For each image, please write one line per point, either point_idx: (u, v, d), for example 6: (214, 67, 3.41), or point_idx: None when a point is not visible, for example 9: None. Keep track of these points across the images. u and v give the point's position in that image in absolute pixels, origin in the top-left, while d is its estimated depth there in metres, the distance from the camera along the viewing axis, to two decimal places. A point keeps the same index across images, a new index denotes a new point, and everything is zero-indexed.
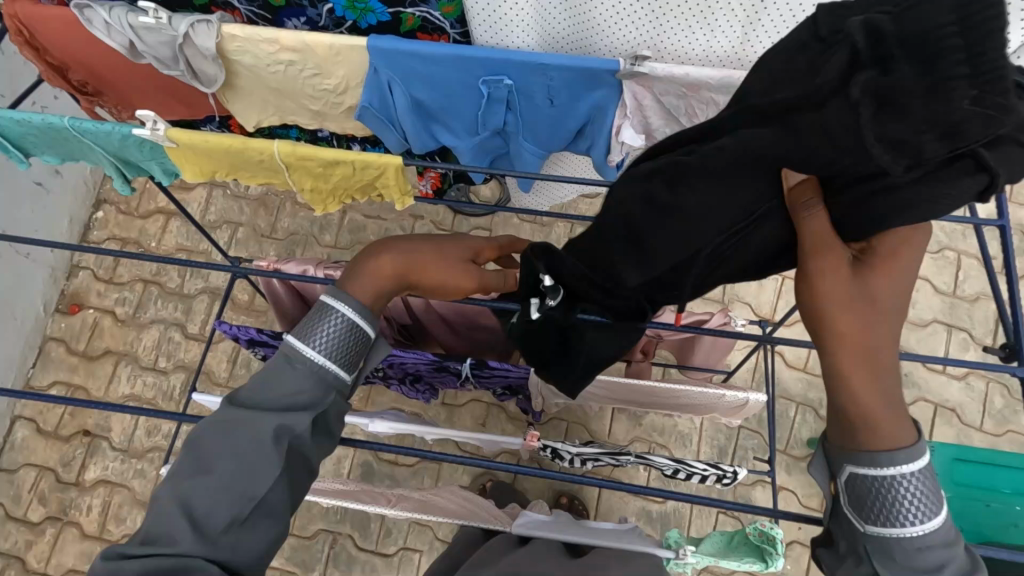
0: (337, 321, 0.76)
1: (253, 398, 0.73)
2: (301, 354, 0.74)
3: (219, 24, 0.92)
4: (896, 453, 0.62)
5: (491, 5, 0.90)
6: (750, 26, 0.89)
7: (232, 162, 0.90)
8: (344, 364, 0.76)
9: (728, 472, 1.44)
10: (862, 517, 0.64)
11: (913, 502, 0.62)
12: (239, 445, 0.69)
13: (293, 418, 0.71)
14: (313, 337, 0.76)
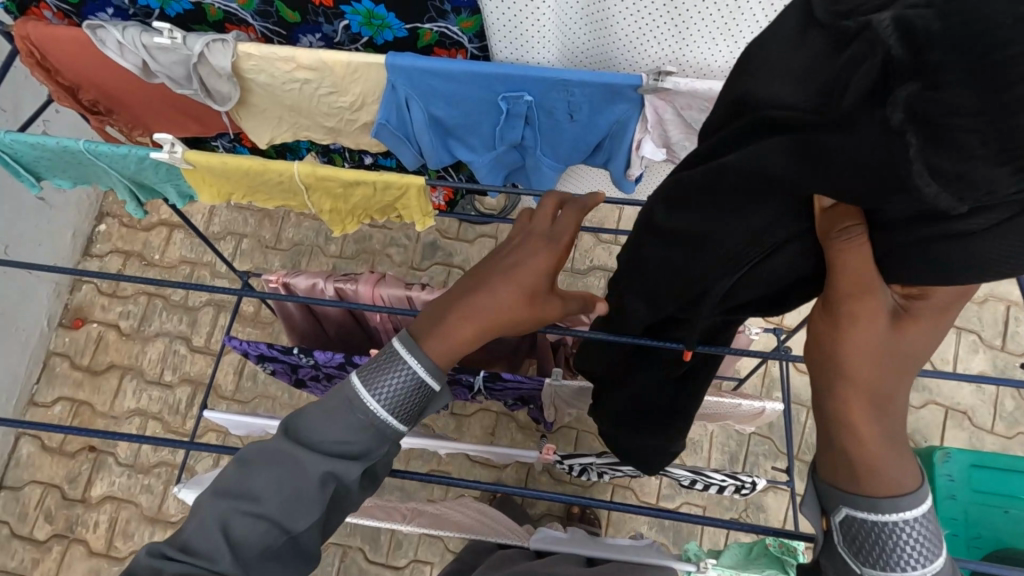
0: (405, 376, 0.69)
1: (306, 435, 0.68)
2: (361, 400, 0.69)
3: (235, 42, 0.91)
4: (900, 500, 0.55)
5: (512, 21, 0.89)
6: None
7: (249, 183, 0.89)
8: (403, 418, 0.71)
9: (746, 483, 1.41)
10: (859, 558, 0.57)
11: (915, 548, 0.55)
12: (284, 483, 0.67)
13: (341, 468, 0.67)
14: (378, 387, 0.69)
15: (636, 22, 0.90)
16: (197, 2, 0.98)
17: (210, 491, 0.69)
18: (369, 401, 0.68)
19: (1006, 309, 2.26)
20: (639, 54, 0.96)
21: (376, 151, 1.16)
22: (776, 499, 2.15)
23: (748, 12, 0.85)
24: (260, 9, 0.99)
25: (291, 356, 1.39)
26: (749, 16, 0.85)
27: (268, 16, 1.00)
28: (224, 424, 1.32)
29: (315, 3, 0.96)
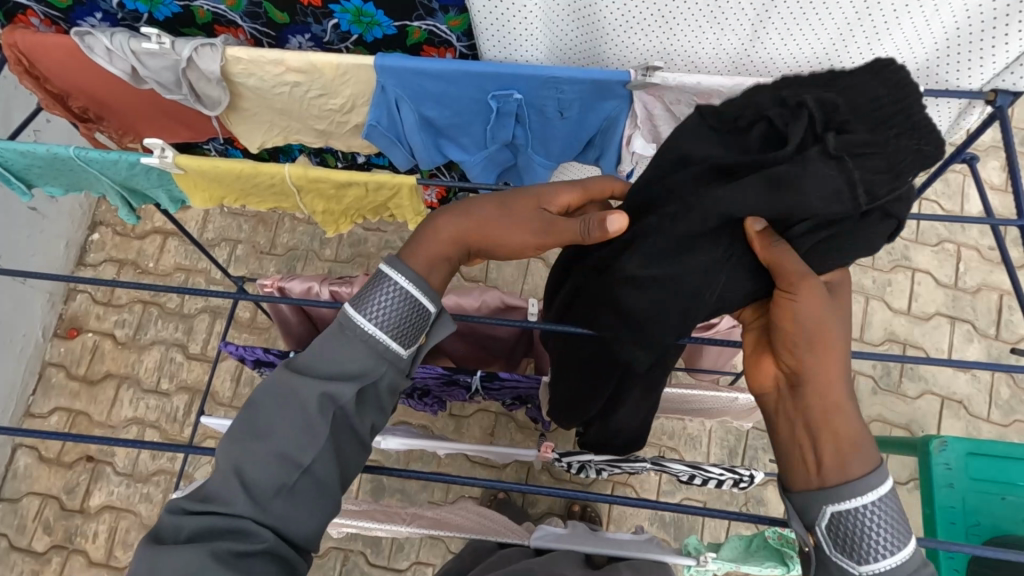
0: (392, 292, 0.71)
1: (307, 366, 0.70)
2: (353, 322, 0.70)
3: (223, 46, 0.91)
4: (869, 476, 0.63)
5: (500, 19, 0.89)
6: (761, 28, 0.88)
7: (242, 187, 0.89)
8: (398, 337, 0.71)
9: (744, 476, 1.43)
10: (849, 560, 0.63)
11: (880, 530, 0.62)
12: (289, 413, 0.67)
13: (336, 387, 0.68)
14: (368, 307, 0.71)
15: (623, 16, 0.90)
16: (186, 5, 0.98)
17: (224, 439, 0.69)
18: (360, 320, 0.69)
19: (999, 298, 2.28)
20: (628, 49, 0.96)
21: (368, 153, 1.16)
22: (775, 493, 2.16)
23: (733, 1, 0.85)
24: (249, 10, 0.99)
25: (287, 359, 1.39)
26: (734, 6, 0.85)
27: (257, 17, 1.00)
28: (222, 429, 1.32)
29: (303, 3, 0.96)
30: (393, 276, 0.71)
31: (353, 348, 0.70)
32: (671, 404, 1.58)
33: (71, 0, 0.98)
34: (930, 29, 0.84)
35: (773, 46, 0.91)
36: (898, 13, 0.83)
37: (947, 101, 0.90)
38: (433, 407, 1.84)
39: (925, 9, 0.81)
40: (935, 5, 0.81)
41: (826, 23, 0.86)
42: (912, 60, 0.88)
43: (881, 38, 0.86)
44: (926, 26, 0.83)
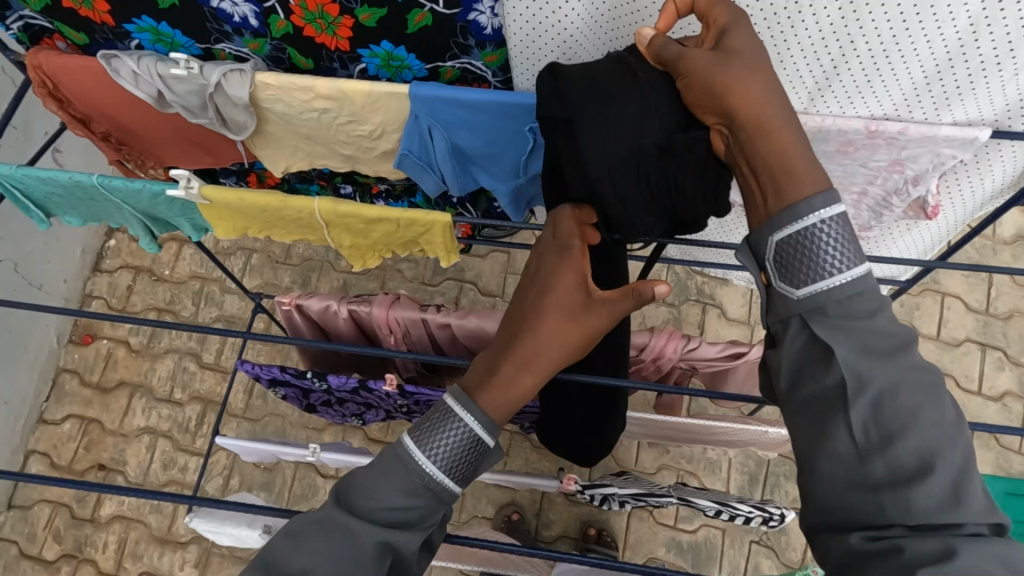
0: (459, 429, 0.68)
1: (363, 501, 0.65)
2: (414, 458, 0.67)
3: (252, 72, 0.87)
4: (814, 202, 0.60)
5: (537, 54, 0.86)
6: (819, 92, 0.84)
7: (268, 219, 0.86)
8: (457, 475, 0.68)
9: (774, 514, 1.37)
10: (799, 281, 0.62)
11: (836, 249, 0.60)
12: (340, 558, 0.62)
13: (400, 539, 0.65)
14: (432, 444, 0.67)
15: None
16: (207, 50, 0.95)
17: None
18: (423, 457, 0.67)
19: None
20: None
21: (394, 180, 1.12)
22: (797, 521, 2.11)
23: (791, 63, 0.81)
24: (273, 55, 0.95)
25: (304, 380, 1.35)
26: (795, 66, 0.81)
27: (281, 61, 0.96)
28: (236, 450, 1.28)
29: (330, 46, 0.92)
30: (465, 415, 0.68)
31: (411, 487, 0.66)
32: (696, 435, 1.54)
33: (87, 39, 0.96)
34: (1006, 90, 0.77)
35: (830, 108, 0.86)
36: (976, 77, 0.76)
37: (1021, 146, 0.84)
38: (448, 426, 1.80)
39: (1004, 73, 0.75)
40: (1017, 66, 0.74)
41: (891, 85, 0.81)
42: (979, 122, 0.83)
43: (952, 103, 0.80)
44: (1003, 88, 0.77)
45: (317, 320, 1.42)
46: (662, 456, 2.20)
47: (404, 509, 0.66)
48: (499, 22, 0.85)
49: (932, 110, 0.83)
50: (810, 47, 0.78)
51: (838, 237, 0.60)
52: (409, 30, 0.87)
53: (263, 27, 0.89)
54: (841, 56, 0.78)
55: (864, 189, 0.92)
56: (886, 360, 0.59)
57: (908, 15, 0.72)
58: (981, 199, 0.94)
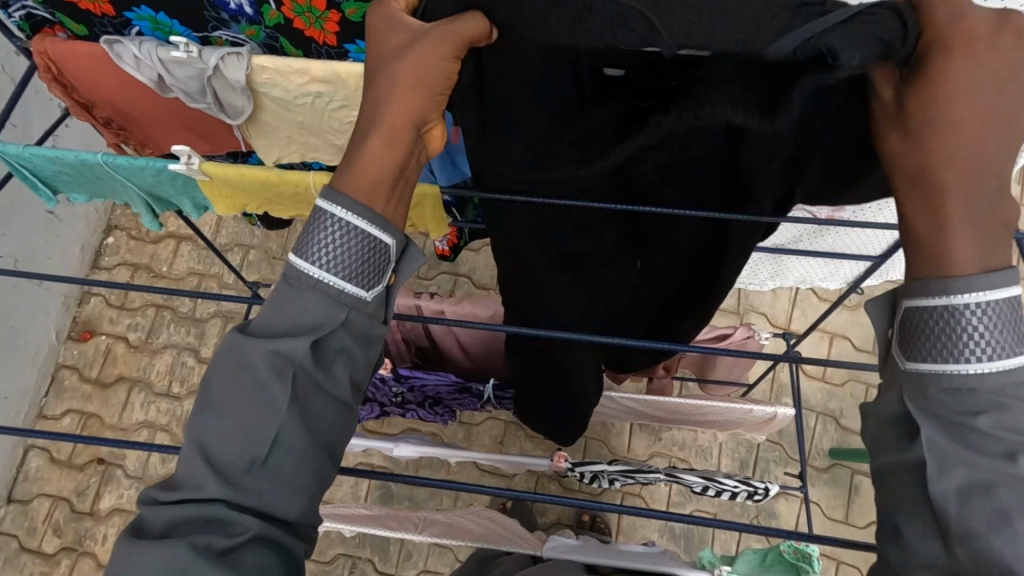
0: (333, 225, 0.61)
1: (256, 326, 0.62)
2: (297, 271, 0.62)
3: (249, 56, 0.91)
4: (974, 278, 0.55)
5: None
6: None
7: (266, 195, 0.90)
8: (354, 279, 0.62)
9: (759, 488, 1.41)
10: (913, 354, 0.58)
11: (982, 335, 0.55)
12: (244, 383, 0.60)
13: (290, 347, 0.60)
14: (311, 251, 0.61)
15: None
16: (204, 38, 0.95)
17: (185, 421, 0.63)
18: (304, 265, 0.61)
19: None
20: None
21: None
22: (787, 505, 2.15)
23: None
24: (267, 42, 0.95)
25: None
26: None
27: (273, 50, 0.96)
28: None
29: (318, 41, 0.92)
30: (329, 209, 0.61)
31: (305, 299, 0.62)
32: (684, 416, 1.59)
33: (88, 31, 0.98)
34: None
35: None
36: None
37: None
38: (443, 416, 1.85)
39: None
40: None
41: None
42: None
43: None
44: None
45: None
46: (654, 444, 2.24)
47: (299, 322, 0.61)
48: None
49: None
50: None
51: (987, 326, 0.55)
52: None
53: (258, 16, 0.89)
54: None
55: None
56: (1001, 454, 0.54)
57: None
58: None
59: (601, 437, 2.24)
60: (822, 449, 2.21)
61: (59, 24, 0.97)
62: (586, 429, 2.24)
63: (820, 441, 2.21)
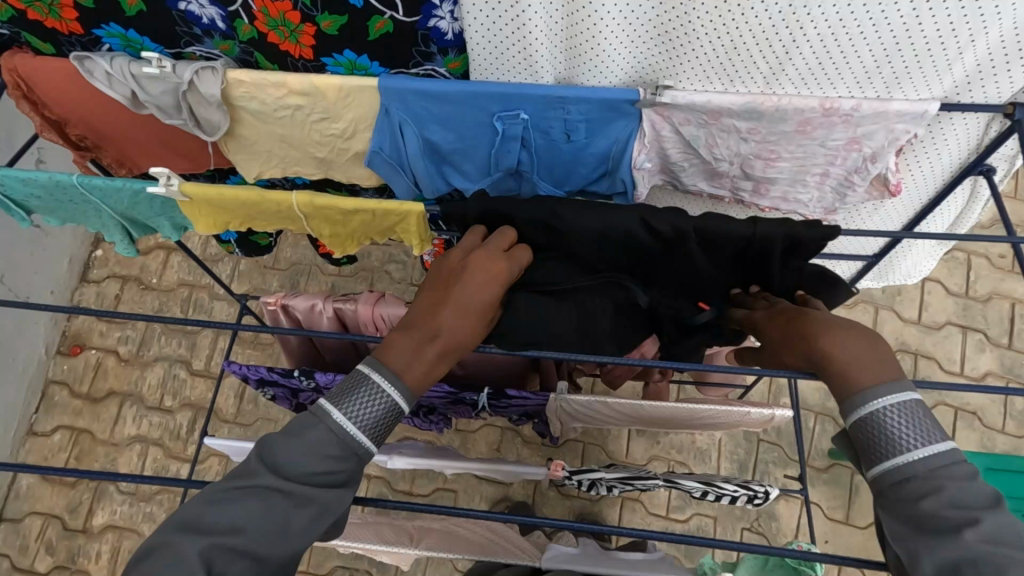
0: (380, 392, 0.71)
1: (287, 465, 0.67)
2: (340, 424, 0.69)
3: (224, 70, 0.89)
4: (875, 386, 0.65)
5: (497, 54, 0.84)
6: (774, 77, 0.83)
7: (246, 213, 0.86)
8: (378, 435, 0.72)
9: (759, 493, 1.39)
10: (869, 464, 0.64)
11: (910, 439, 0.62)
12: (272, 517, 0.65)
13: (323, 493, 0.67)
14: (354, 407, 0.70)
15: (633, 52, 0.84)
16: (178, 54, 0.93)
17: (179, 533, 0.63)
18: (348, 423, 0.69)
19: (1011, 307, 2.24)
20: (628, 79, 0.89)
21: (369, 183, 1.14)
22: (787, 507, 2.14)
23: (745, 49, 0.80)
24: (243, 57, 0.93)
25: (291, 379, 1.33)
26: (747, 53, 0.80)
27: (249, 64, 0.94)
28: (224, 451, 1.23)
29: (295, 55, 0.90)
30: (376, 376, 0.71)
31: (333, 449, 0.69)
32: (682, 420, 1.57)
33: (57, 50, 0.96)
34: (953, 70, 0.78)
35: (787, 92, 0.86)
36: (920, 58, 0.77)
37: (971, 117, 0.85)
38: (438, 426, 1.83)
39: (949, 51, 0.76)
40: (959, 44, 0.75)
41: (843, 69, 0.80)
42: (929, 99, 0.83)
43: (908, 79, 0.80)
44: (948, 69, 0.78)
45: (302, 319, 1.42)
46: (652, 448, 2.23)
47: (331, 471, 0.68)
48: (460, 26, 0.82)
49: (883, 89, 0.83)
50: (760, 29, 0.77)
51: (904, 422, 0.63)
52: (371, 37, 0.85)
53: (231, 31, 0.87)
54: (791, 41, 0.78)
55: (826, 171, 0.94)
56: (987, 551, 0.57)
57: (846, 9, 0.73)
58: (941, 175, 0.95)
59: (599, 441, 2.22)
60: (821, 450, 2.20)
61: (26, 44, 0.95)
62: (584, 434, 2.23)
63: (819, 442, 2.20)
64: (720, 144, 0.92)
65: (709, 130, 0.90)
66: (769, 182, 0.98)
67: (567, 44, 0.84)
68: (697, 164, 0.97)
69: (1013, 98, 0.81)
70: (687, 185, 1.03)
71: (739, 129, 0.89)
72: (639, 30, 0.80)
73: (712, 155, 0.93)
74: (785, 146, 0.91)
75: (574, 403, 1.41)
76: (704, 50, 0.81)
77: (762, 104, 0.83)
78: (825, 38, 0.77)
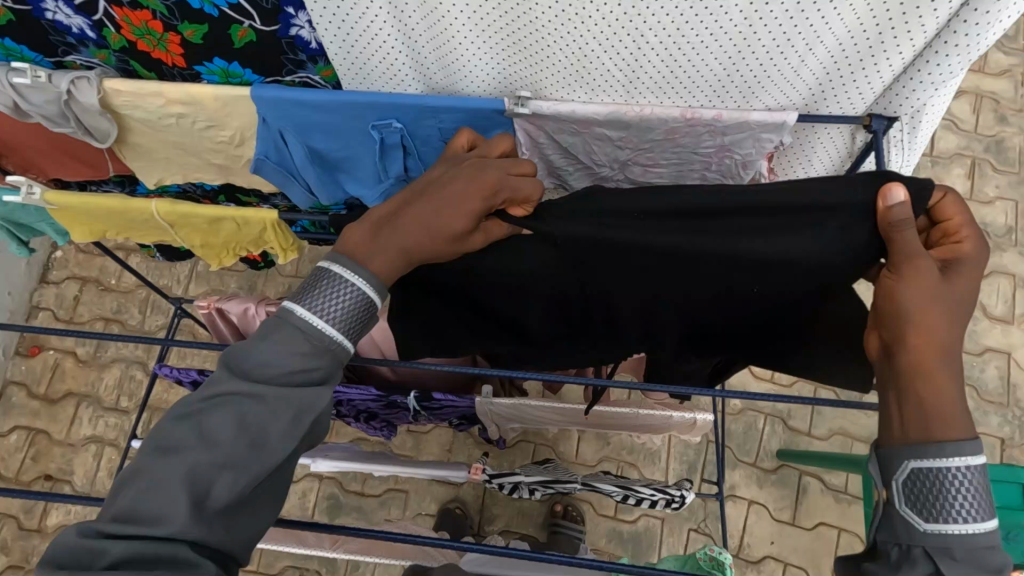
0: (346, 289, 0.69)
1: (257, 364, 0.67)
2: (302, 318, 0.68)
3: (101, 79, 0.89)
4: (962, 444, 0.62)
5: (361, 64, 0.85)
6: (631, 84, 0.83)
7: (117, 223, 0.89)
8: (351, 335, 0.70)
9: (676, 495, 1.40)
10: (918, 514, 0.63)
11: (965, 498, 0.62)
12: (242, 418, 0.65)
13: (301, 393, 0.67)
14: (317, 303, 0.69)
15: (494, 64, 0.84)
16: (59, 63, 0.93)
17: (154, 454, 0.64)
18: (310, 317, 0.68)
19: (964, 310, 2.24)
20: (499, 90, 0.89)
21: (271, 189, 1.15)
22: (735, 508, 2.14)
23: (596, 58, 0.80)
24: (122, 66, 0.93)
25: None
26: (598, 62, 0.80)
27: (131, 73, 0.95)
28: (151, 451, 1.28)
29: (168, 63, 0.90)
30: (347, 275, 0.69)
31: (297, 346, 0.68)
32: (613, 422, 1.56)
33: None
34: (802, 79, 0.79)
35: (651, 101, 0.86)
36: (768, 67, 0.77)
37: (835, 128, 0.86)
38: (383, 430, 1.85)
39: (792, 61, 0.76)
40: (800, 55, 0.75)
41: (696, 78, 0.81)
42: (790, 108, 0.84)
43: (763, 88, 0.81)
44: (797, 79, 0.79)
45: (238, 325, 1.36)
46: (603, 449, 2.24)
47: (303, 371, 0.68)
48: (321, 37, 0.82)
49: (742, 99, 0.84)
50: (606, 42, 0.77)
51: (968, 489, 0.62)
52: (237, 45, 0.84)
53: (103, 40, 0.87)
54: (638, 49, 0.77)
55: (703, 177, 0.95)
56: None
57: (685, 23, 0.73)
58: (819, 182, 0.96)
59: (549, 442, 2.23)
60: (770, 451, 2.20)
61: None
62: (534, 435, 2.24)
63: (768, 443, 2.20)
64: (596, 150, 0.92)
65: (583, 138, 0.90)
66: (652, 186, 0.99)
67: (429, 56, 0.84)
68: (580, 168, 0.98)
69: (868, 109, 0.82)
70: (577, 187, 1.04)
71: (610, 137, 0.89)
72: (493, 38, 0.80)
73: (591, 161, 0.94)
74: (660, 153, 0.91)
75: (500, 405, 1.37)
76: (558, 60, 0.81)
77: (625, 113, 0.83)
78: (671, 48, 0.77)
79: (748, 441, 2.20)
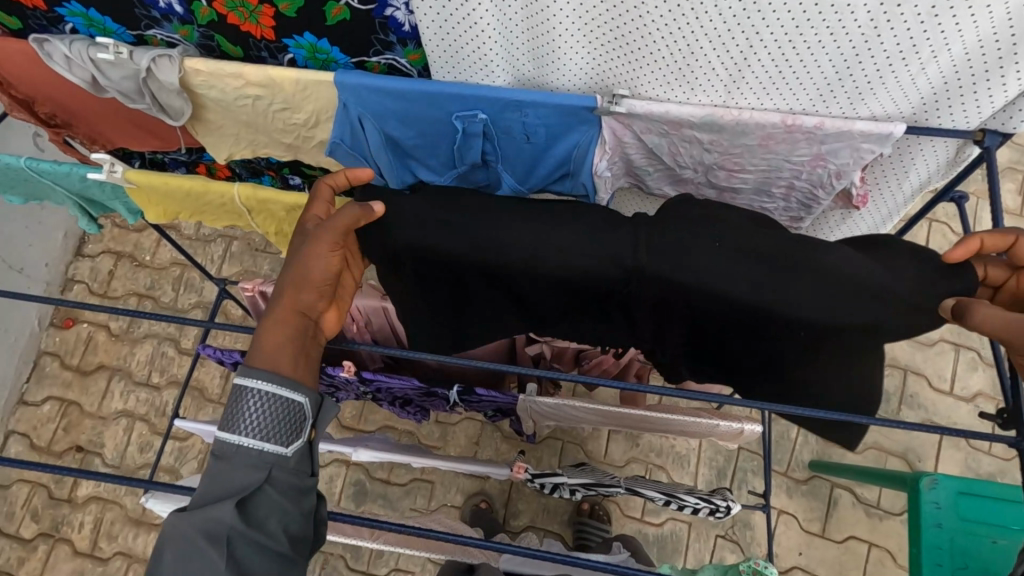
0: (253, 400, 0.67)
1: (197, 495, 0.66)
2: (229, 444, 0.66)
3: (182, 57, 0.88)
4: None
5: (452, 51, 0.83)
6: (735, 84, 0.80)
7: (192, 205, 0.88)
8: (276, 439, 0.67)
9: (721, 505, 1.37)
10: None
11: None
12: (184, 557, 0.63)
13: (220, 513, 0.63)
14: (237, 423, 0.67)
15: (592, 59, 0.82)
16: (139, 36, 0.92)
17: None
18: (232, 438, 0.66)
19: None
20: (590, 86, 0.87)
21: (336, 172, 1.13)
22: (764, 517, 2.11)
23: (702, 55, 0.77)
24: (203, 42, 0.92)
25: None
26: (704, 59, 0.77)
27: (210, 49, 0.94)
28: (198, 432, 1.24)
29: (256, 37, 0.89)
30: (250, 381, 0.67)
31: (231, 470, 0.66)
32: (650, 425, 1.48)
33: (23, 24, 0.96)
34: (916, 88, 0.75)
35: (752, 102, 0.83)
36: (882, 74, 0.74)
37: (940, 141, 0.83)
38: (416, 416, 1.80)
39: (913, 67, 0.73)
40: (921, 62, 0.72)
41: (805, 82, 0.78)
42: (897, 116, 0.80)
43: (871, 95, 0.78)
44: (913, 88, 0.75)
45: None
46: (632, 450, 2.22)
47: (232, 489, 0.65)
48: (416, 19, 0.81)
49: (848, 104, 0.80)
50: (718, 39, 0.75)
51: None
52: (329, 24, 0.84)
53: (189, 15, 0.87)
54: (749, 48, 0.75)
55: (790, 184, 0.91)
56: None
57: (806, 25, 0.71)
58: (909, 192, 0.93)
59: (578, 441, 2.21)
60: (802, 461, 2.13)
61: None
62: (562, 432, 2.22)
63: (800, 453, 2.13)
64: (683, 152, 0.89)
65: (671, 139, 0.87)
66: (733, 191, 0.96)
67: (525, 46, 0.82)
68: (661, 169, 0.95)
69: (982, 123, 0.78)
70: (652, 188, 1.01)
71: (701, 140, 0.86)
72: (597, 35, 0.78)
73: (675, 162, 0.91)
74: (748, 159, 0.88)
75: (542, 404, 1.28)
76: (662, 54, 0.78)
77: (722, 116, 0.81)
78: (785, 47, 0.74)
79: (781, 450, 2.13)
